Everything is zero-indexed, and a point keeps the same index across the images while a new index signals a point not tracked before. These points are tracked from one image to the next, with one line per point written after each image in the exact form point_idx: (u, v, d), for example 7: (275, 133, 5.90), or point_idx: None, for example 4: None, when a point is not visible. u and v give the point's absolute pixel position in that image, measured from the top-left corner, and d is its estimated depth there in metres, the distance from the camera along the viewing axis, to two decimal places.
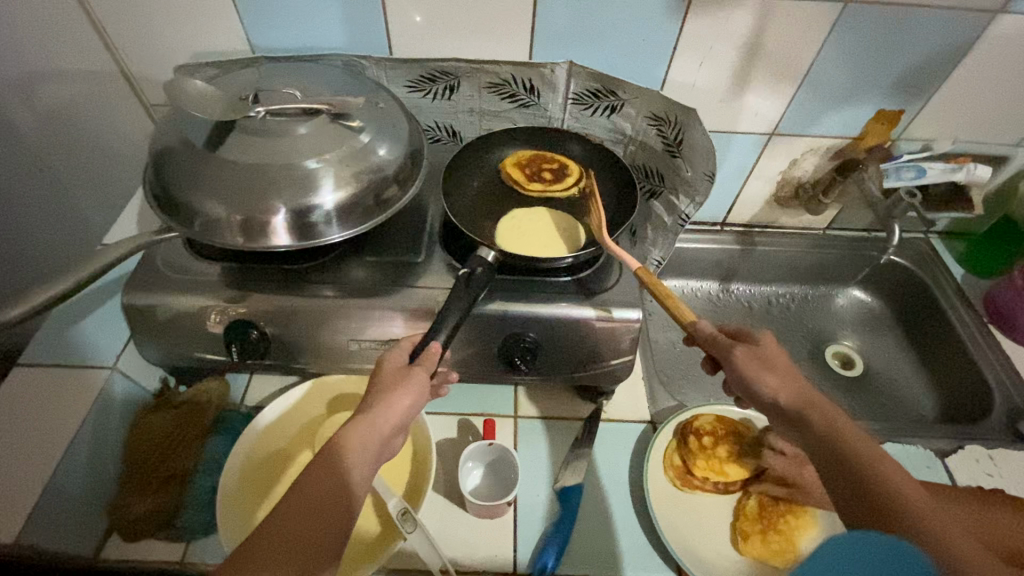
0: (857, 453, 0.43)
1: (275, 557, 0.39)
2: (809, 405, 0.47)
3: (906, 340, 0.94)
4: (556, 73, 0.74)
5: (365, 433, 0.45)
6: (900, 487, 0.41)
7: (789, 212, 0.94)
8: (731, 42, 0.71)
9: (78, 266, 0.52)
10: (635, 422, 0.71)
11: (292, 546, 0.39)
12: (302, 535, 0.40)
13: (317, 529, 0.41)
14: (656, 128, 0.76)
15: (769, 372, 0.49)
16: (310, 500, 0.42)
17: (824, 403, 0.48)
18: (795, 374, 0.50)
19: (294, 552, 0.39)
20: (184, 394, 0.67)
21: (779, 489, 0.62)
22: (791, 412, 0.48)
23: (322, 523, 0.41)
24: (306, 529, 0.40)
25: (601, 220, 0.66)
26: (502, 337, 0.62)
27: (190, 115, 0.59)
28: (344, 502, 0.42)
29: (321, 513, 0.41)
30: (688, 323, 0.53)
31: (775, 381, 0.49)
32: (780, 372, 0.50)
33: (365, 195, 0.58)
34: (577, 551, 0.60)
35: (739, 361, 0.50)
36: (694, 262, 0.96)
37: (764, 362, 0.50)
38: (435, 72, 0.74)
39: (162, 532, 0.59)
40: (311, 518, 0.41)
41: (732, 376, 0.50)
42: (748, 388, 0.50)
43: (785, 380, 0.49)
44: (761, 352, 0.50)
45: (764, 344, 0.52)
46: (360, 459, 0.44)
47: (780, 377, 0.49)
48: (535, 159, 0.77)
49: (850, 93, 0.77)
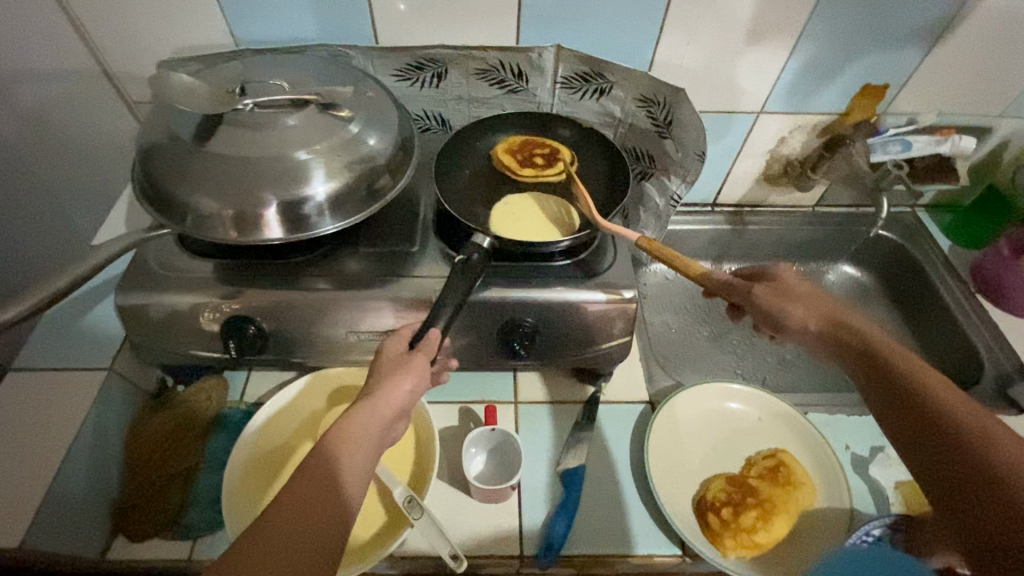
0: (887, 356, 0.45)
1: (279, 552, 0.38)
2: (843, 326, 0.48)
3: (897, 314, 0.95)
4: (544, 57, 0.73)
5: (369, 425, 0.45)
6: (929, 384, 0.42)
7: (778, 190, 0.95)
8: (718, 20, 0.71)
9: (70, 266, 0.51)
10: (634, 402, 0.72)
11: (293, 541, 0.39)
12: (304, 534, 0.40)
13: (318, 524, 0.40)
14: (646, 110, 0.76)
15: (792, 304, 0.51)
16: (309, 495, 0.41)
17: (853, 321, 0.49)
18: (819, 296, 0.51)
19: (297, 547, 0.39)
20: (183, 393, 0.66)
21: (776, 463, 0.65)
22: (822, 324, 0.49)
23: (324, 518, 0.41)
24: (309, 523, 0.40)
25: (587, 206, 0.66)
26: (501, 323, 0.62)
27: (176, 111, 0.58)
28: (342, 497, 0.42)
29: (320, 508, 0.41)
30: (700, 276, 0.55)
31: (800, 310, 0.50)
32: (806, 299, 0.51)
33: (358, 185, 0.57)
34: (583, 531, 0.61)
35: (760, 298, 0.52)
36: (686, 244, 0.97)
37: (785, 294, 0.52)
38: (421, 60, 0.73)
39: (169, 530, 0.58)
40: (311, 514, 0.40)
41: (759, 315, 0.52)
42: (778, 321, 0.51)
43: (811, 307, 0.50)
44: (781, 286, 0.52)
45: (789, 275, 0.54)
46: (360, 448, 0.44)
47: (804, 305, 0.51)
48: (526, 145, 0.76)
49: (836, 69, 0.78)
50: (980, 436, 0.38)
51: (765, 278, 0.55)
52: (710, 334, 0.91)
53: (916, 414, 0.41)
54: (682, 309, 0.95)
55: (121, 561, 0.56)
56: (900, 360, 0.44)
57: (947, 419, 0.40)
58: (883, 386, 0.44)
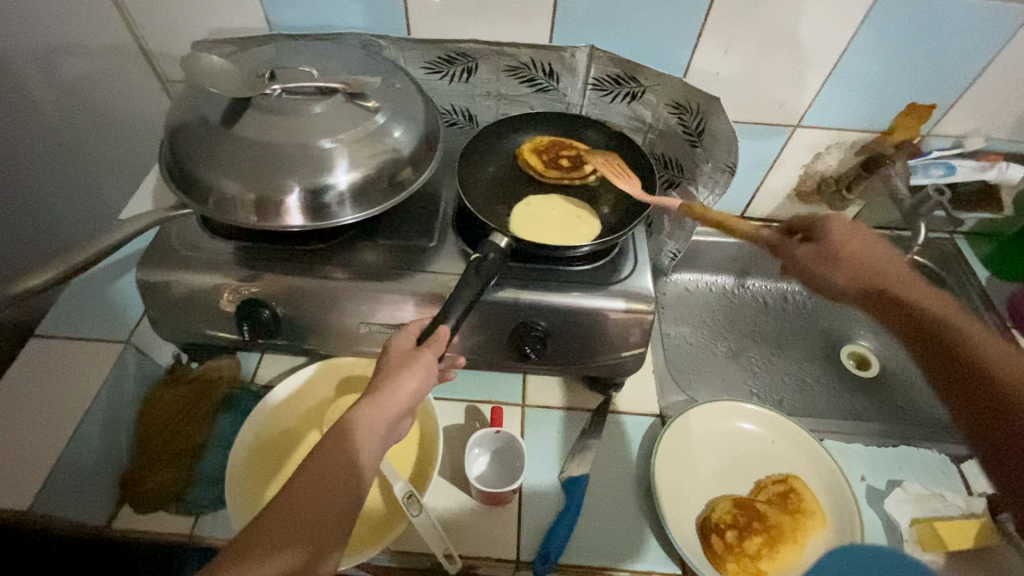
0: (891, 283, 0.54)
1: (280, 544, 0.39)
2: (874, 275, 0.55)
3: None
4: (576, 58, 0.72)
5: (375, 423, 0.45)
6: (922, 299, 0.51)
7: (810, 208, 0.92)
8: (760, 30, 0.69)
9: (95, 240, 0.52)
10: (644, 415, 0.70)
11: (296, 535, 0.40)
12: (308, 521, 0.40)
13: (321, 521, 0.41)
14: (678, 117, 0.74)
15: (834, 264, 0.57)
16: (315, 484, 0.42)
17: (898, 284, 0.54)
18: (874, 250, 0.57)
19: (300, 541, 0.40)
20: (195, 370, 0.67)
21: (786, 489, 0.64)
22: (874, 275, 0.55)
23: (326, 514, 0.41)
24: (311, 518, 0.41)
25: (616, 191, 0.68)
26: (514, 325, 0.62)
27: (206, 92, 0.59)
28: (350, 486, 0.43)
29: (326, 497, 0.41)
30: (751, 237, 0.62)
31: (841, 270, 0.57)
32: (857, 250, 0.57)
33: (380, 177, 0.57)
34: (582, 542, 0.60)
35: (803, 257, 0.59)
36: (710, 256, 0.94)
37: (827, 256, 0.58)
38: (452, 54, 0.72)
39: (172, 505, 0.59)
40: (316, 506, 0.41)
41: (798, 270, 0.60)
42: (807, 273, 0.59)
43: (853, 265, 0.57)
44: (826, 247, 0.58)
45: (853, 228, 0.58)
46: (367, 441, 0.44)
47: (844, 266, 0.57)
48: (553, 147, 0.75)
49: (880, 86, 0.75)
50: (975, 343, 0.46)
51: (846, 237, 0.58)
52: (727, 351, 0.89)
53: (930, 338, 0.49)
54: (700, 323, 0.93)
55: (123, 531, 0.57)
56: (905, 291, 0.52)
57: (950, 332, 0.48)
58: (889, 311, 0.53)
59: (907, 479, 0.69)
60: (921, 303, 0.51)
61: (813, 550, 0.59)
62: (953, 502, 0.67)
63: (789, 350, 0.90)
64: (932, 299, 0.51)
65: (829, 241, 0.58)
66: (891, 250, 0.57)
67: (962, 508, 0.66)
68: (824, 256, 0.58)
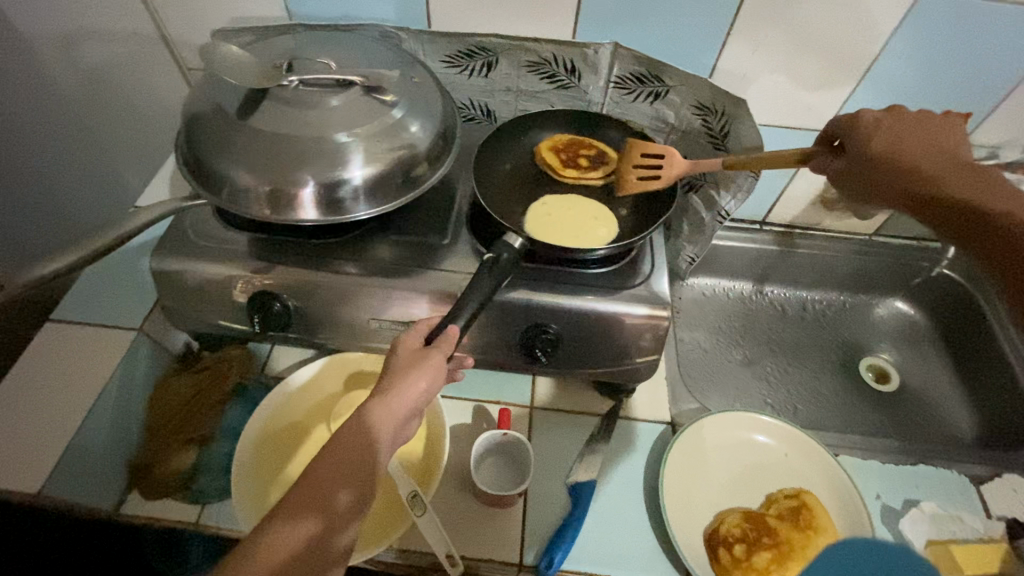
0: (923, 180, 0.53)
1: (296, 514, 0.41)
2: (913, 178, 0.54)
3: (949, 359, 0.88)
4: (600, 54, 0.70)
5: (391, 416, 0.46)
6: (965, 189, 0.51)
7: (834, 214, 0.89)
8: (791, 31, 0.67)
9: (111, 227, 0.52)
10: (655, 422, 0.69)
11: (311, 508, 0.42)
12: (323, 500, 0.42)
13: (336, 497, 0.42)
14: (702, 118, 0.72)
15: (879, 175, 0.56)
16: (333, 464, 0.43)
17: (928, 164, 0.54)
18: (940, 142, 0.56)
19: (315, 513, 0.41)
20: (205, 360, 0.67)
21: (798, 505, 0.61)
22: (893, 162, 0.55)
23: (340, 491, 0.43)
24: (326, 495, 0.42)
25: (656, 172, 0.66)
26: (526, 327, 0.61)
27: (223, 82, 0.58)
28: (367, 469, 0.44)
29: (342, 477, 0.43)
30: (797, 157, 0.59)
31: (888, 176, 0.55)
32: (919, 143, 0.55)
33: (395, 172, 0.56)
34: (587, 548, 0.59)
35: (845, 177, 0.58)
36: (728, 261, 0.92)
37: (866, 175, 0.57)
38: (472, 48, 0.71)
39: (179, 493, 0.59)
40: (331, 486, 0.42)
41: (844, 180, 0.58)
42: (868, 168, 0.57)
43: (885, 170, 0.55)
44: (859, 157, 0.57)
45: (894, 116, 0.58)
46: (384, 429, 0.45)
47: (889, 173, 0.55)
48: (572, 145, 0.73)
49: (914, 91, 0.72)
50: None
51: (867, 132, 0.57)
52: (742, 359, 0.87)
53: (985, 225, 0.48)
54: (715, 329, 0.91)
55: (133, 516, 0.57)
56: (938, 190, 0.52)
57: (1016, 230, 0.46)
58: (930, 201, 0.53)
59: (925, 499, 0.67)
60: (962, 195, 0.51)
61: None
62: (970, 525, 0.65)
63: (806, 360, 0.88)
64: (970, 190, 0.51)
65: (865, 147, 0.57)
66: (947, 143, 0.56)
67: (979, 531, 0.65)
68: (863, 165, 0.57)
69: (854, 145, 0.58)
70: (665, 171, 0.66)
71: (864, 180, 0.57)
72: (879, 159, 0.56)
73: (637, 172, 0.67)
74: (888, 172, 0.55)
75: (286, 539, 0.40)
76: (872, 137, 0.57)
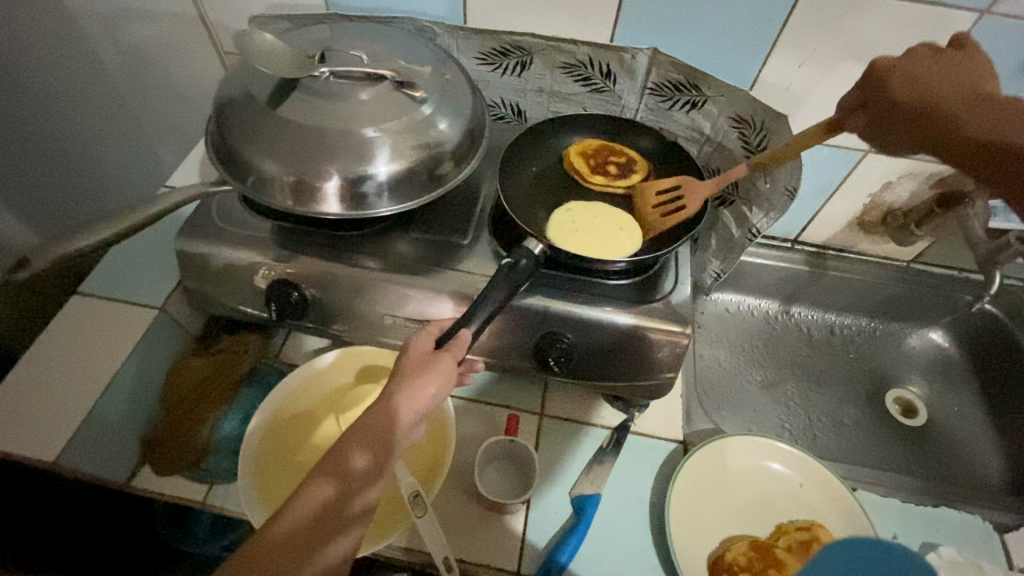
0: (936, 119, 0.47)
1: (315, 478, 0.43)
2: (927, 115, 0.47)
3: (982, 397, 0.84)
4: (637, 60, 0.69)
5: (411, 395, 0.46)
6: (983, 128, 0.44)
7: (871, 238, 0.86)
8: (841, 46, 0.64)
9: (139, 207, 0.52)
10: (666, 440, 0.68)
11: (327, 473, 0.43)
12: (340, 465, 0.43)
13: (352, 463, 0.43)
14: (738, 131, 0.70)
15: (892, 122, 0.50)
16: (353, 431, 0.44)
17: (946, 94, 0.47)
18: (966, 71, 0.48)
19: (331, 477, 0.43)
20: (223, 343, 0.68)
21: (809, 538, 0.60)
22: (914, 105, 0.48)
23: (356, 456, 0.43)
24: (343, 459, 0.43)
25: (680, 201, 0.63)
26: (540, 334, 0.60)
27: (256, 70, 0.58)
28: (384, 438, 0.44)
29: (361, 443, 0.44)
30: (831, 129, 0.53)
31: (903, 125, 0.49)
32: (938, 76, 0.48)
33: (420, 169, 0.56)
34: (587, 563, 0.58)
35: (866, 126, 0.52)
36: (755, 278, 0.90)
37: (882, 119, 0.50)
38: (508, 46, 0.70)
39: (189, 470, 0.59)
40: (349, 450, 0.44)
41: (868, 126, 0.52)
42: (891, 115, 0.50)
43: (903, 113, 0.49)
44: (880, 105, 0.51)
45: (915, 54, 0.50)
46: (404, 405, 0.45)
47: (905, 117, 0.49)
48: (602, 151, 0.71)
49: None
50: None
51: (880, 76, 0.51)
52: (762, 380, 0.85)
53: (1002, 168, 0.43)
54: (737, 348, 0.88)
55: (143, 489, 0.58)
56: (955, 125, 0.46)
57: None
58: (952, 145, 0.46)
59: (942, 543, 0.64)
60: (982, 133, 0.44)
61: None
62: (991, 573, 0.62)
63: (829, 386, 0.85)
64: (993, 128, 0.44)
65: (882, 98, 0.50)
66: (972, 69, 0.48)
67: None
68: (884, 112, 0.50)
69: (878, 92, 0.51)
70: (688, 199, 0.63)
71: (891, 130, 0.50)
72: (899, 105, 0.49)
73: (661, 206, 0.64)
74: (913, 116, 0.48)
75: (306, 501, 0.42)
76: (890, 81, 0.50)
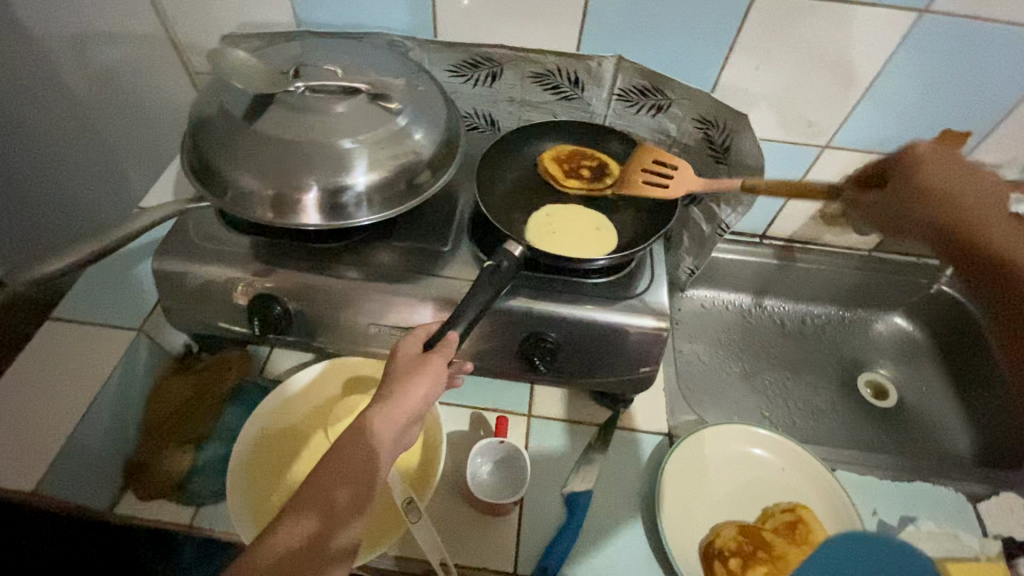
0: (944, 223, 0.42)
1: (296, 514, 0.42)
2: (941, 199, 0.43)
3: (948, 377, 0.88)
4: (603, 67, 0.72)
5: (392, 417, 0.46)
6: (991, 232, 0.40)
7: (834, 229, 0.90)
8: (793, 47, 0.68)
9: (113, 227, 0.52)
10: (651, 433, 0.69)
11: (310, 507, 0.42)
12: (325, 497, 0.42)
13: (333, 497, 0.43)
14: (703, 132, 0.74)
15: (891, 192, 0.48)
16: (334, 463, 0.44)
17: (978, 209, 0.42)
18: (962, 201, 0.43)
19: (314, 512, 0.42)
20: (205, 361, 0.68)
21: (794, 519, 0.62)
22: (922, 200, 0.44)
23: (338, 491, 0.43)
24: (325, 493, 0.43)
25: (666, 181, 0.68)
26: (525, 335, 0.61)
27: (230, 87, 0.59)
28: (367, 468, 0.44)
29: (344, 477, 0.43)
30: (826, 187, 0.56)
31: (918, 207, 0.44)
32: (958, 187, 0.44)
33: (399, 179, 0.57)
34: (583, 560, 0.59)
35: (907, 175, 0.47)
36: (728, 274, 0.93)
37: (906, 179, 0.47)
38: (478, 58, 0.72)
39: (174, 494, 0.59)
40: (331, 484, 0.43)
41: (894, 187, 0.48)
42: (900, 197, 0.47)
43: (895, 191, 0.47)
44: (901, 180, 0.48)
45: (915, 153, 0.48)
46: (386, 430, 0.46)
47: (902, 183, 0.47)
48: (575, 156, 0.73)
49: (914, 112, 0.73)
50: None
51: (905, 157, 0.49)
52: (740, 371, 0.87)
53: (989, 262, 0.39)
54: (714, 342, 0.91)
55: (124, 517, 0.57)
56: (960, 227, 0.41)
57: None
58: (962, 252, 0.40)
59: (921, 517, 0.67)
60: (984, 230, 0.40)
61: None
62: (967, 543, 0.65)
63: (804, 373, 0.89)
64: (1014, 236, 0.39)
65: (909, 185, 0.47)
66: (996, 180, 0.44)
67: (975, 551, 0.64)
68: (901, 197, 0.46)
69: (903, 173, 0.48)
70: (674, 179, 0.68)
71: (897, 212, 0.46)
72: (911, 196, 0.46)
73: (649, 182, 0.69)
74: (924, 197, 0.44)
75: (286, 538, 0.41)
76: (919, 170, 0.47)
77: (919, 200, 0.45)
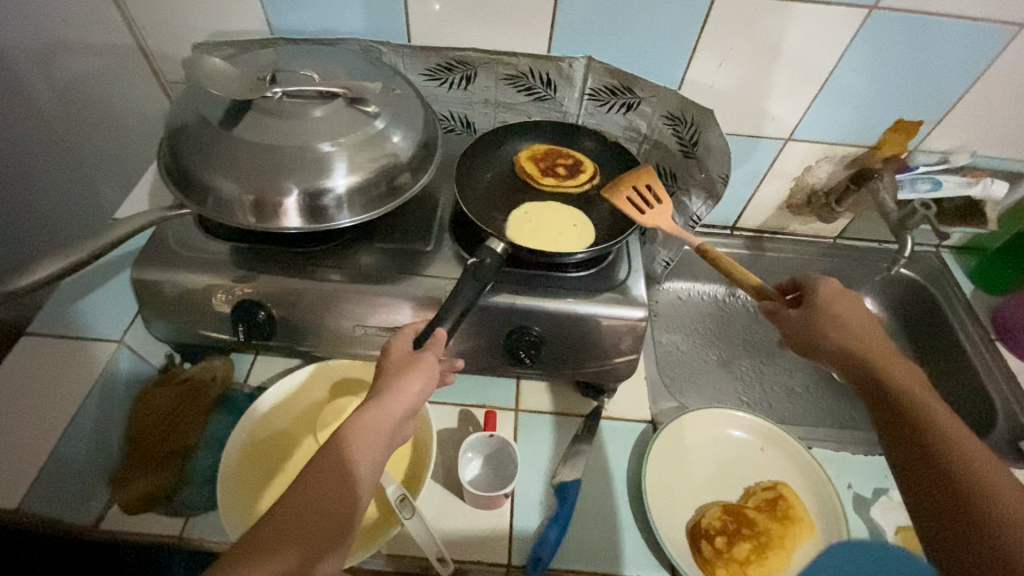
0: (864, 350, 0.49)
1: (273, 549, 0.39)
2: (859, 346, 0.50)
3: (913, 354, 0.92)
4: (574, 68, 0.74)
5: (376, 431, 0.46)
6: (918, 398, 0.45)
7: (799, 218, 0.94)
8: (753, 44, 0.71)
9: (91, 238, 0.51)
10: (635, 421, 0.71)
11: (292, 538, 0.40)
12: (309, 525, 0.41)
13: (317, 524, 0.41)
14: (672, 128, 0.77)
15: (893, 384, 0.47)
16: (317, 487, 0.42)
17: (892, 354, 0.49)
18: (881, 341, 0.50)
19: (296, 543, 0.40)
20: (188, 370, 0.67)
21: (775, 496, 0.64)
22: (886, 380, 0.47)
23: (322, 519, 0.41)
24: (309, 521, 0.41)
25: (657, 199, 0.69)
26: (509, 330, 0.62)
27: (206, 94, 0.59)
28: (351, 490, 0.43)
29: (327, 503, 0.42)
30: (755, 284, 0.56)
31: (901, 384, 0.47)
32: (862, 323, 0.51)
33: (379, 181, 0.58)
34: (574, 548, 0.60)
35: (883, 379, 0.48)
36: (702, 266, 0.95)
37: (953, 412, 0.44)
38: (452, 61, 0.74)
39: (161, 506, 0.59)
40: (314, 511, 0.41)
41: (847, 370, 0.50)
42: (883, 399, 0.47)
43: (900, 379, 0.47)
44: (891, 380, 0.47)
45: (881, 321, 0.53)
46: (370, 444, 0.45)
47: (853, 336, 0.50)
48: (549, 155, 0.76)
49: (868, 104, 0.77)
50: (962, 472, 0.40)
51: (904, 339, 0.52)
52: (718, 359, 0.90)
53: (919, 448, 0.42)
54: (691, 333, 0.93)
55: (110, 531, 0.57)
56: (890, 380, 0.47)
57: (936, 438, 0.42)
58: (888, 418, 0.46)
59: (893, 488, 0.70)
60: (931, 406, 0.44)
61: (800, 556, 0.60)
62: None
63: (778, 357, 0.91)
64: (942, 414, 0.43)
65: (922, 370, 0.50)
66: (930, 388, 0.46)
67: None
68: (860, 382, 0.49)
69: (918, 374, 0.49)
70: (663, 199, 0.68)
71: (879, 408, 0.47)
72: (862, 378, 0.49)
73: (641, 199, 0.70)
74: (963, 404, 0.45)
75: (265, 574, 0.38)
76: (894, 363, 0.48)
77: (875, 403, 0.47)
